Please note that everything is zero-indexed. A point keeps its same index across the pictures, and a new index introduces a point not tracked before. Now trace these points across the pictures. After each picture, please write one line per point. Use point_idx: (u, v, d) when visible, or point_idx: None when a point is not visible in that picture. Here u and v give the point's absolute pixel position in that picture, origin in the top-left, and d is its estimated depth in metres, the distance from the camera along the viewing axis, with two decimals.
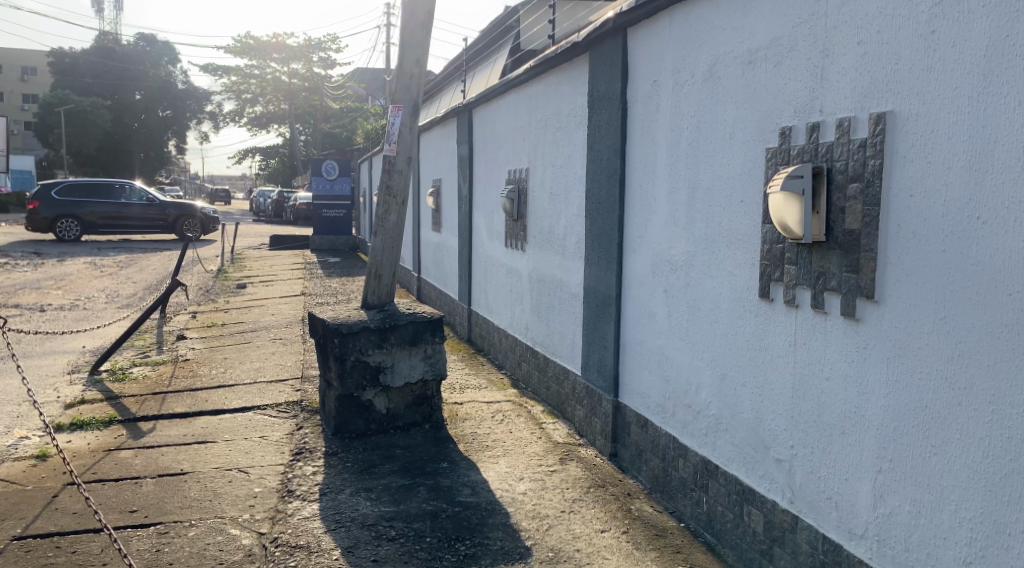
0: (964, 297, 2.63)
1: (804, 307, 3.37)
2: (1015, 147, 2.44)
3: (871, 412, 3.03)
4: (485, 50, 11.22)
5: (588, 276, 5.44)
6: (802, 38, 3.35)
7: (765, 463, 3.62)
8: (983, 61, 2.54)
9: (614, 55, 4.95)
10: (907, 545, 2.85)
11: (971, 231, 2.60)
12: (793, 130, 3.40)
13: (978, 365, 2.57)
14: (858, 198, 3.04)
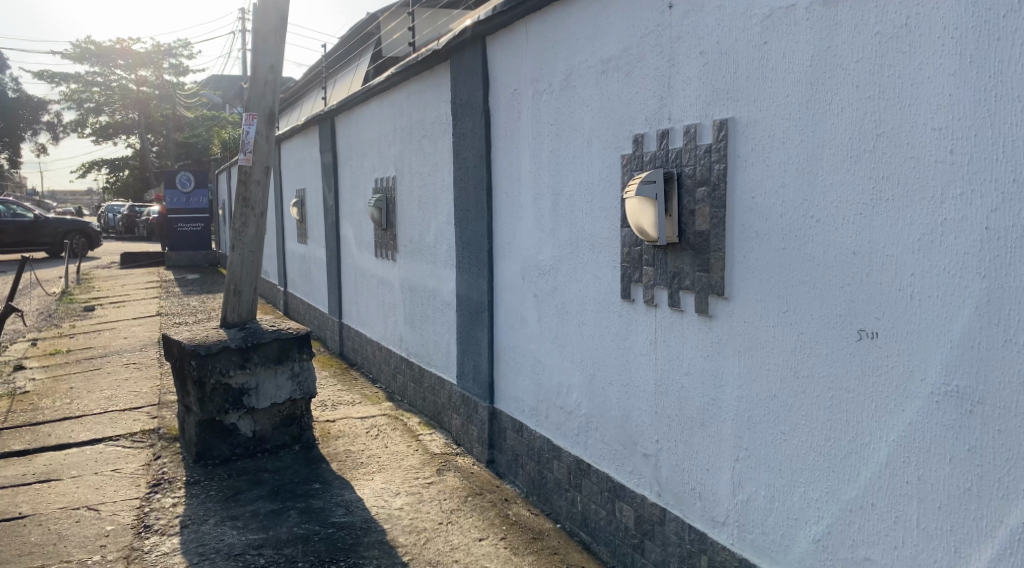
0: (804, 291, 2.82)
1: (662, 306, 3.50)
2: (840, 151, 2.64)
3: (726, 404, 3.19)
4: (347, 55, 11.02)
5: (459, 283, 5.44)
6: (650, 47, 3.48)
7: (633, 458, 3.73)
8: (809, 70, 2.74)
9: (474, 63, 4.98)
10: (765, 528, 3.01)
11: (806, 229, 2.79)
12: (645, 137, 3.53)
13: (818, 353, 2.78)
14: (706, 201, 3.20)
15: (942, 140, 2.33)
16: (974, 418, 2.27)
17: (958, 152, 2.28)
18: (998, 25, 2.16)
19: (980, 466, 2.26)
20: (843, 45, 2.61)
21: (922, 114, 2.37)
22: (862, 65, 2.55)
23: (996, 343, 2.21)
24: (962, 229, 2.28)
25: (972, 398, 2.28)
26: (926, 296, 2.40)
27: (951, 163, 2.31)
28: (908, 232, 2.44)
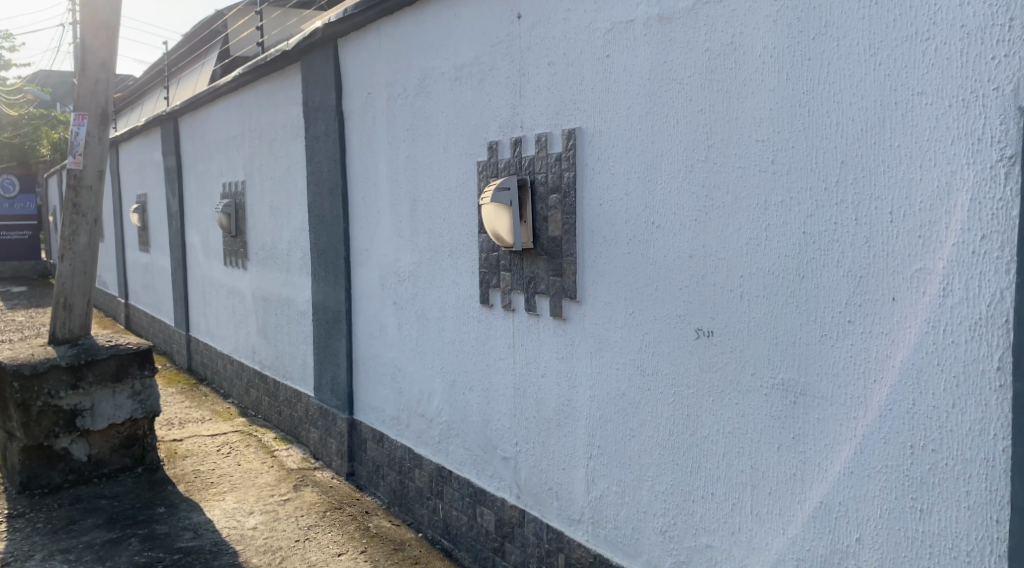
0: (648, 293, 2.97)
1: (519, 311, 3.56)
2: (677, 160, 2.82)
3: (579, 404, 3.29)
4: (191, 54, 10.46)
5: (315, 292, 5.28)
6: (500, 56, 3.54)
7: (493, 462, 3.76)
8: (647, 83, 2.89)
9: (326, 66, 4.88)
10: (617, 522, 3.13)
11: (648, 234, 2.95)
12: (499, 144, 3.58)
13: (661, 352, 2.93)
14: (557, 208, 3.29)
15: (765, 151, 2.55)
16: (798, 408, 2.50)
17: (778, 162, 2.51)
18: (809, 47, 2.39)
19: (803, 452, 2.50)
20: (676, 60, 2.78)
21: (748, 126, 2.58)
22: (695, 80, 2.73)
23: (813, 337, 2.45)
24: (784, 233, 2.51)
25: (795, 390, 2.51)
26: (754, 295, 2.61)
27: (772, 173, 2.53)
28: (737, 236, 2.65)
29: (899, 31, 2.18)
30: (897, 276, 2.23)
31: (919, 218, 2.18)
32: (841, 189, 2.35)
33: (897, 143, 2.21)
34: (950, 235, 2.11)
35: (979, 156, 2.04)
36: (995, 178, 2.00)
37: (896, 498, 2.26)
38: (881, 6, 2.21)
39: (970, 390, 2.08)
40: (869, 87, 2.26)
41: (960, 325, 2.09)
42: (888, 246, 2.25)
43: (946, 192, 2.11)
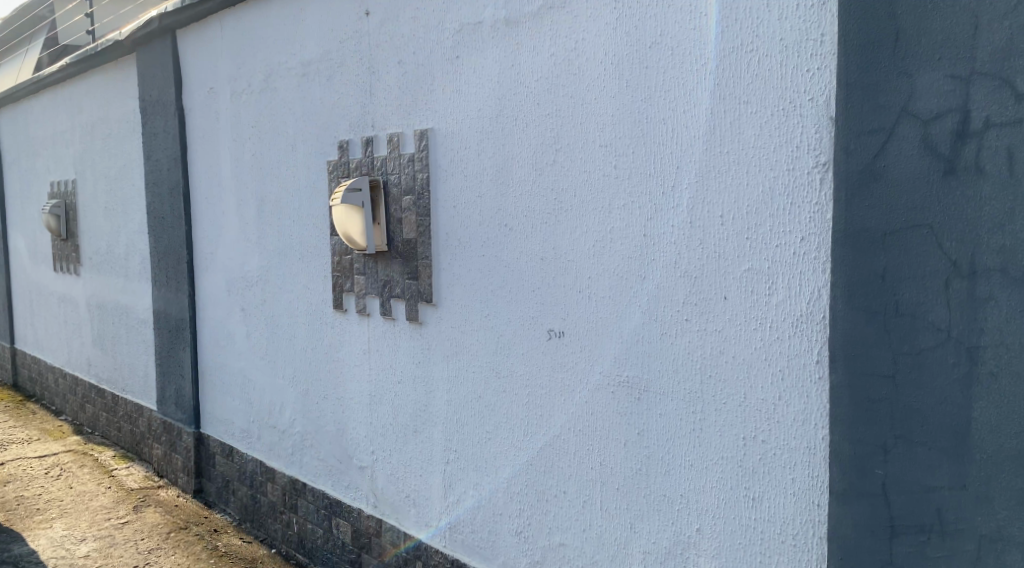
0: (502, 295, 2.96)
1: (374, 315, 3.48)
2: (526, 163, 2.84)
3: (435, 409, 3.25)
4: (14, 40, 9.57)
5: (157, 298, 4.95)
6: (349, 53, 3.46)
7: (349, 472, 3.66)
8: (496, 85, 2.90)
9: (166, 58, 4.58)
10: (473, 527, 3.11)
11: (499, 236, 2.95)
12: (350, 143, 3.49)
13: (515, 354, 2.94)
14: (410, 209, 3.24)
15: (608, 156, 2.60)
16: (642, 405, 2.58)
17: (620, 167, 2.57)
18: (646, 55, 2.47)
19: (647, 448, 2.57)
20: (522, 63, 2.80)
21: (592, 131, 2.63)
22: (541, 84, 2.76)
23: (655, 336, 2.53)
24: (627, 236, 2.58)
25: (639, 387, 2.58)
26: (601, 297, 2.66)
27: (615, 177, 2.59)
28: (584, 239, 2.69)
29: (726, 42, 2.29)
30: (729, 276, 2.34)
31: (746, 221, 2.30)
32: (678, 194, 2.44)
33: (726, 150, 2.32)
34: (773, 237, 2.24)
35: (797, 163, 2.17)
36: (812, 184, 2.14)
37: (731, 488, 2.37)
38: (710, 17, 2.31)
39: (794, 383, 2.22)
40: (701, 95, 2.36)
41: (785, 322, 2.22)
42: (720, 248, 2.36)
43: (770, 197, 2.24)
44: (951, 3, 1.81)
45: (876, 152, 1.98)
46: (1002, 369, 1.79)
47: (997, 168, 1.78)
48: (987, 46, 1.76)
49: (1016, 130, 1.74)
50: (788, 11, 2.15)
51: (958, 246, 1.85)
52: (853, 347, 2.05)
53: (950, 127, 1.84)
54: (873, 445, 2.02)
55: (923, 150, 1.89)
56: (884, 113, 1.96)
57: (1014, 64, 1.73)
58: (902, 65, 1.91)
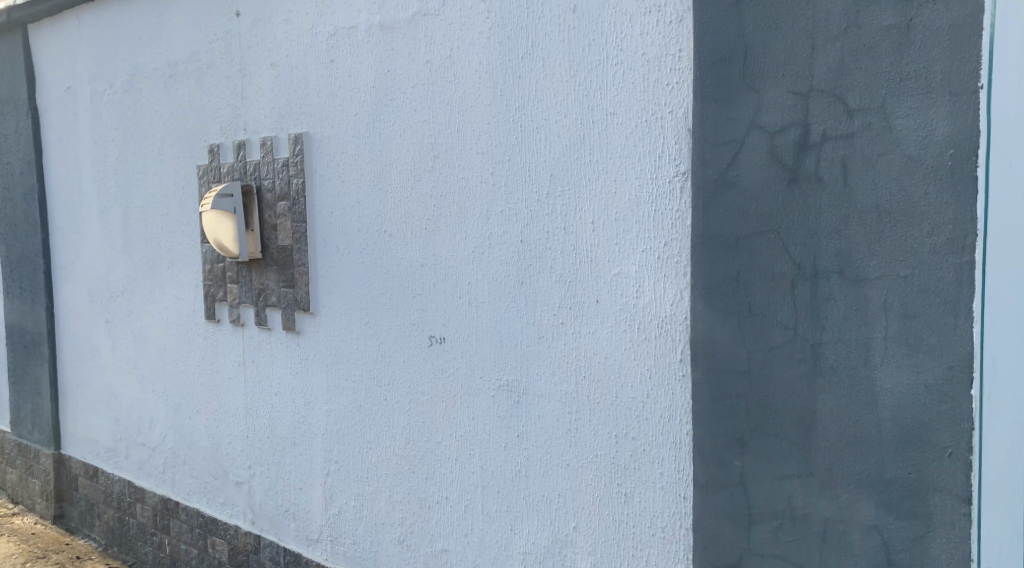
0: (381, 302, 2.94)
1: (249, 325, 3.39)
2: (404, 169, 2.83)
3: (314, 420, 3.19)
4: None
5: (9, 311, 4.61)
6: (219, 54, 3.36)
7: (225, 488, 3.53)
8: (372, 91, 2.89)
9: (18, 54, 4.29)
10: (355, 537, 3.07)
11: (378, 242, 2.93)
12: (221, 147, 3.40)
13: (395, 362, 2.93)
14: (286, 215, 3.18)
15: (484, 163, 2.64)
16: (520, 408, 2.62)
17: (496, 174, 2.62)
18: (519, 65, 2.52)
19: (526, 450, 2.61)
20: (398, 69, 2.81)
21: (468, 138, 2.66)
22: (417, 90, 2.77)
23: (532, 339, 2.58)
24: (504, 241, 2.62)
25: (518, 390, 2.62)
26: (480, 302, 2.69)
27: (492, 183, 2.63)
28: (464, 245, 2.72)
29: (593, 55, 2.36)
30: (599, 280, 2.42)
31: (615, 227, 2.38)
32: (552, 200, 2.50)
33: (596, 159, 2.40)
34: (640, 243, 2.33)
35: (660, 172, 2.28)
36: (673, 192, 2.25)
37: (604, 486, 2.44)
38: (577, 30, 2.39)
39: (661, 382, 2.32)
40: (571, 106, 2.43)
41: (652, 322, 2.32)
42: (592, 254, 2.44)
43: (636, 204, 2.33)
44: (791, 24, 1.95)
45: (728, 162, 2.11)
46: (840, 364, 1.94)
47: (833, 178, 1.92)
48: (823, 65, 1.91)
49: (848, 143, 1.88)
50: (649, 27, 2.25)
51: (801, 249, 1.99)
52: (712, 346, 2.17)
53: (793, 139, 1.98)
54: (730, 438, 2.15)
55: (769, 160, 2.03)
56: (735, 125, 2.08)
57: (845, 83, 1.88)
58: (750, 79, 2.04)
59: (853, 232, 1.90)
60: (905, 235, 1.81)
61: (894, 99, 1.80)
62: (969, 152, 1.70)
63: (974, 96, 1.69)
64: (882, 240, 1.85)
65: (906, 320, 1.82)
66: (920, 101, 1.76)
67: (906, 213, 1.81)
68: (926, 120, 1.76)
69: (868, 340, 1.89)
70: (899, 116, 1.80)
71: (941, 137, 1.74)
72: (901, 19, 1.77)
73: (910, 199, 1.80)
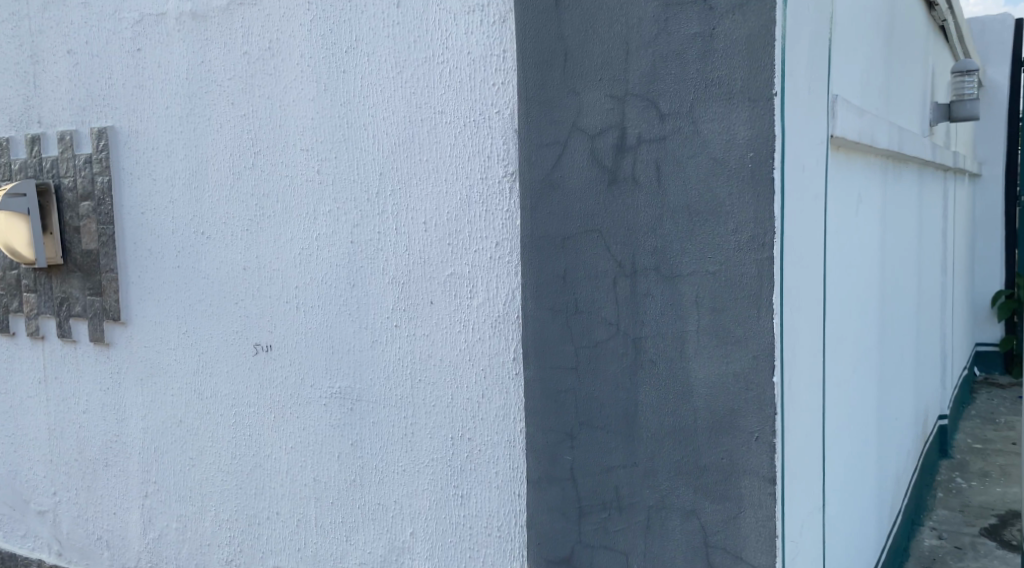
0: (201, 309, 2.77)
1: (50, 338, 3.12)
2: (222, 166, 2.69)
3: (130, 438, 2.95)
4: None
5: None
6: (8, 40, 3.09)
7: (27, 518, 3.23)
8: (186, 83, 2.72)
9: None
10: (177, 561, 2.88)
11: (196, 245, 2.76)
12: (10, 141, 3.17)
13: (219, 372, 2.76)
14: (90, 216, 2.95)
15: (309, 161, 2.54)
16: (354, 415, 2.54)
17: (322, 172, 2.52)
18: (342, 59, 2.44)
19: (361, 457, 2.54)
20: (213, 61, 2.66)
21: (292, 135, 2.55)
22: (236, 83, 2.63)
23: (364, 344, 2.51)
24: (333, 243, 2.53)
25: (351, 397, 2.54)
26: (309, 307, 2.59)
27: (318, 182, 2.53)
28: (289, 247, 2.60)
29: (418, 52, 2.33)
30: (432, 281, 2.39)
31: (446, 227, 2.35)
32: (381, 200, 2.44)
33: (425, 158, 2.36)
34: (472, 243, 2.32)
35: (490, 172, 2.27)
36: (502, 192, 2.25)
37: (440, 489, 2.41)
38: (402, 26, 2.34)
39: (495, 381, 2.31)
40: (398, 103, 2.38)
41: (485, 322, 2.31)
42: (424, 253, 2.39)
43: (467, 204, 2.31)
44: (607, 30, 2.00)
45: (553, 163, 2.14)
46: (659, 357, 2.01)
47: (649, 179, 1.99)
48: (636, 70, 1.98)
49: (661, 145, 1.96)
50: (473, 25, 2.24)
51: (622, 248, 2.05)
52: (542, 343, 2.20)
53: (611, 141, 2.04)
54: (561, 433, 2.19)
55: (591, 161, 2.08)
56: (558, 127, 2.12)
57: (657, 88, 1.95)
58: (571, 82, 2.08)
59: (667, 231, 1.97)
60: (713, 233, 1.91)
61: (700, 104, 1.89)
62: (766, 155, 1.81)
63: (769, 103, 1.79)
64: (693, 238, 1.94)
65: (716, 313, 1.92)
66: (723, 107, 1.86)
67: (712, 212, 1.90)
68: (728, 125, 1.86)
69: (683, 334, 1.97)
70: (705, 120, 1.89)
71: (742, 142, 1.84)
72: (704, 28, 1.86)
73: (716, 199, 1.89)
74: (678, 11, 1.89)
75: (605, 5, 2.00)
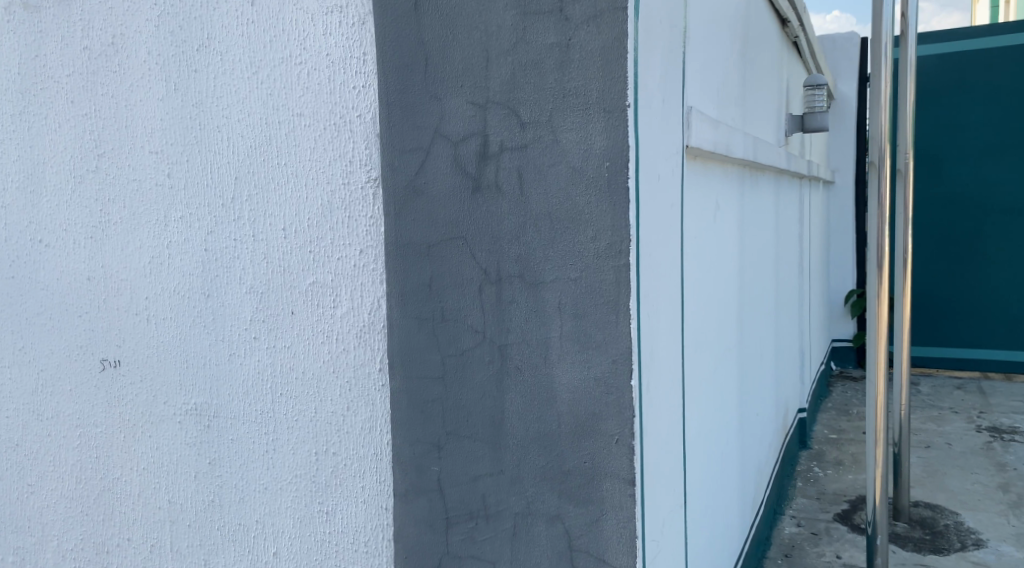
0: (40, 323, 2.59)
1: None
2: (62, 170, 2.51)
3: None
4: None
5: None
6: None
7: None
8: (18, 78, 2.54)
9: None
10: None
11: (35, 253, 2.58)
12: None
13: (61, 392, 2.58)
14: None
15: (158, 164, 2.41)
16: (211, 432, 2.42)
17: (174, 176, 2.40)
18: (194, 58, 2.34)
19: (220, 476, 2.43)
20: (50, 56, 2.49)
21: (139, 137, 2.42)
22: (74, 80, 2.47)
23: (222, 357, 2.40)
24: (186, 251, 2.41)
25: (208, 413, 2.42)
26: (161, 319, 2.45)
27: (169, 187, 2.41)
28: (138, 255, 2.46)
29: (275, 52, 2.24)
30: (293, 290, 2.30)
31: (308, 234, 2.27)
32: (237, 206, 2.34)
33: (284, 162, 2.27)
34: (335, 250, 2.24)
35: (352, 177, 2.20)
36: (365, 198, 2.19)
37: (304, 506, 2.33)
38: (257, 25, 2.26)
39: (360, 392, 2.25)
40: (254, 105, 2.28)
41: (349, 332, 2.24)
42: (284, 261, 2.30)
43: (328, 210, 2.24)
44: (467, 36, 1.98)
45: (416, 169, 2.09)
46: (524, 364, 2.01)
47: (511, 187, 1.98)
48: (496, 77, 1.96)
49: (522, 153, 1.96)
50: (332, 27, 2.18)
51: (486, 255, 2.03)
52: (407, 353, 2.15)
53: (474, 148, 2.02)
54: (428, 444, 2.15)
55: (454, 168, 2.05)
56: (420, 132, 2.08)
57: (517, 96, 1.95)
58: (432, 87, 2.04)
59: (530, 239, 1.97)
60: (573, 241, 1.92)
61: (558, 114, 1.90)
62: (621, 164, 1.85)
63: (623, 113, 1.83)
64: (554, 246, 1.94)
65: (577, 319, 1.93)
66: (580, 116, 1.88)
67: (573, 220, 1.92)
68: (586, 134, 1.88)
69: (546, 341, 1.98)
70: (564, 129, 1.90)
71: (599, 151, 1.87)
72: (561, 38, 1.87)
73: (576, 207, 1.91)
74: (536, 19, 1.90)
75: (464, 11, 1.98)
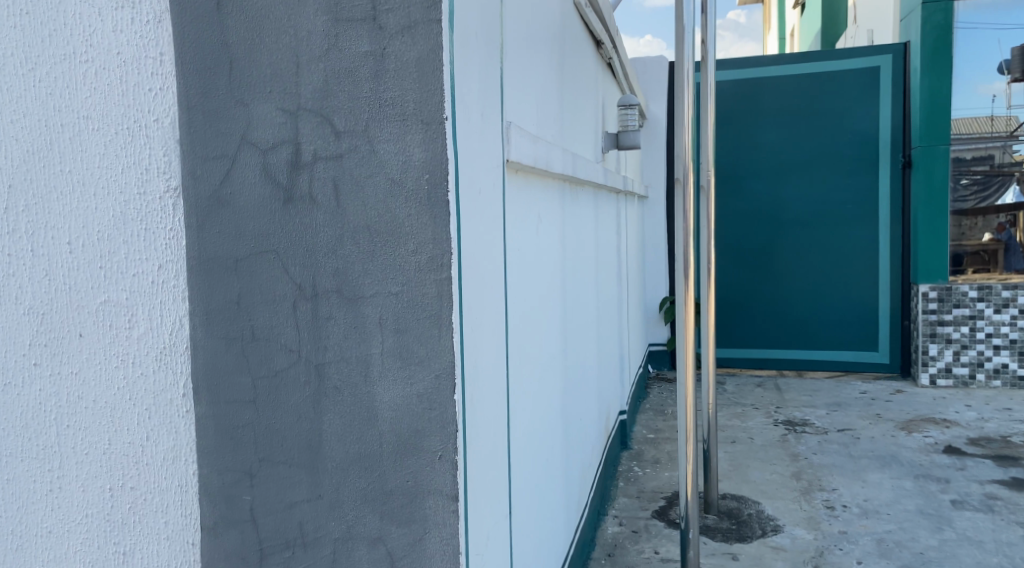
0: None
1: None
2: None
3: None
4: None
5: None
6: None
7: None
8: None
9: None
10: None
11: None
12: None
13: None
14: None
15: None
16: None
17: None
18: None
19: None
20: None
21: None
22: None
23: None
24: None
25: None
26: None
27: None
28: None
29: (56, 47, 2.03)
30: (82, 311, 2.07)
31: (98, 248, 2.05)
32: (13, 216, 2.11)
33: (68, 169, 2.06)
34: (129, 265, 2.04)
35: (148, 186, 2.02)
36: (164, 209, 2.01)
37: (97, 548, 2.13)
38: (33, 17, 2.05)
39: (162, 420, 2.06)
40: (32, 105, 2.06)
41: (147, 356, 2.05)
42: (69, 279, 2.08)
43: (121, 223, 2.04)
44: (275, 40, 1.88)
45: (222, 177, 1.95)
46: (342, 384, 1.93)
47: (326, 198, 1.90)
48: (307, 84, 1.88)
49: (337, 164, 1.88)
50: (122, 24, 2.00)
51: (300, 270, 1.93)
52: (212, 376, 2.00)
53: (285, 157, 1.92)
54: (239, 472, 2.01)
55: (263, 178, 1.93)
56: (225, 139, 1.94)
57: (330, 104, 1.87)
58: (237, 92, 1.92)
59: (348, 252, 1.90)
60: (393, 254, 1.87)
61: (374, 125, 1.85)
62: (440, 178, 1.83)
63: (440, 126, 1.81)
64: (373, 260, 1.88)
65: (398, 335, 1.88)
66: (397, 128, 1.83)
67: (392, 233, 1.87)
68: (403, 146, 1.84)
69: (365, 358, 1.91)
70: (381, 140, 1.85)
71: (417, 163, 1.83)
72: (375, 47, 1.82)
73: (395, 219, 1.86)
74: (348, 26, 1.84)
75: (271, 14, 1.88)
